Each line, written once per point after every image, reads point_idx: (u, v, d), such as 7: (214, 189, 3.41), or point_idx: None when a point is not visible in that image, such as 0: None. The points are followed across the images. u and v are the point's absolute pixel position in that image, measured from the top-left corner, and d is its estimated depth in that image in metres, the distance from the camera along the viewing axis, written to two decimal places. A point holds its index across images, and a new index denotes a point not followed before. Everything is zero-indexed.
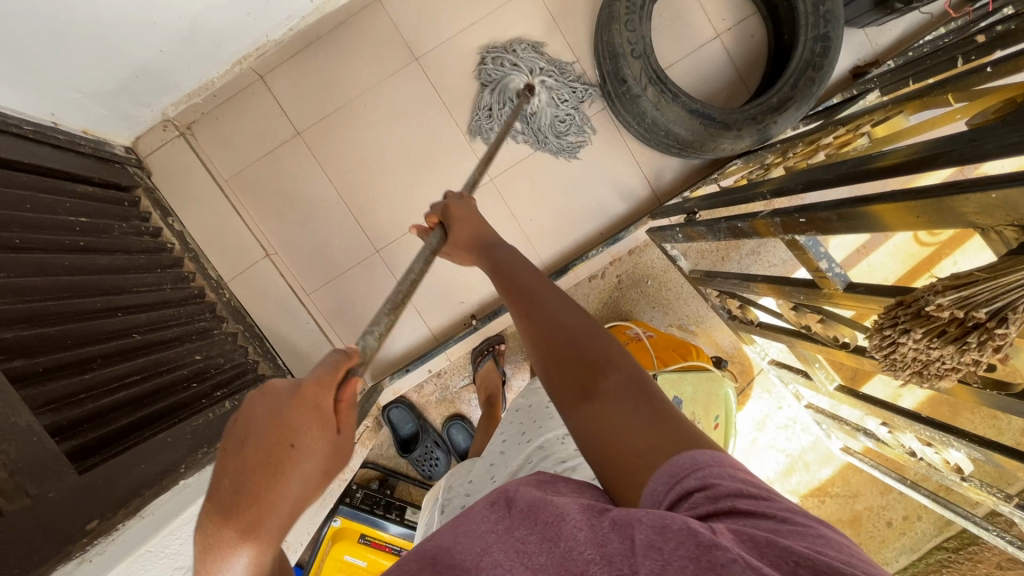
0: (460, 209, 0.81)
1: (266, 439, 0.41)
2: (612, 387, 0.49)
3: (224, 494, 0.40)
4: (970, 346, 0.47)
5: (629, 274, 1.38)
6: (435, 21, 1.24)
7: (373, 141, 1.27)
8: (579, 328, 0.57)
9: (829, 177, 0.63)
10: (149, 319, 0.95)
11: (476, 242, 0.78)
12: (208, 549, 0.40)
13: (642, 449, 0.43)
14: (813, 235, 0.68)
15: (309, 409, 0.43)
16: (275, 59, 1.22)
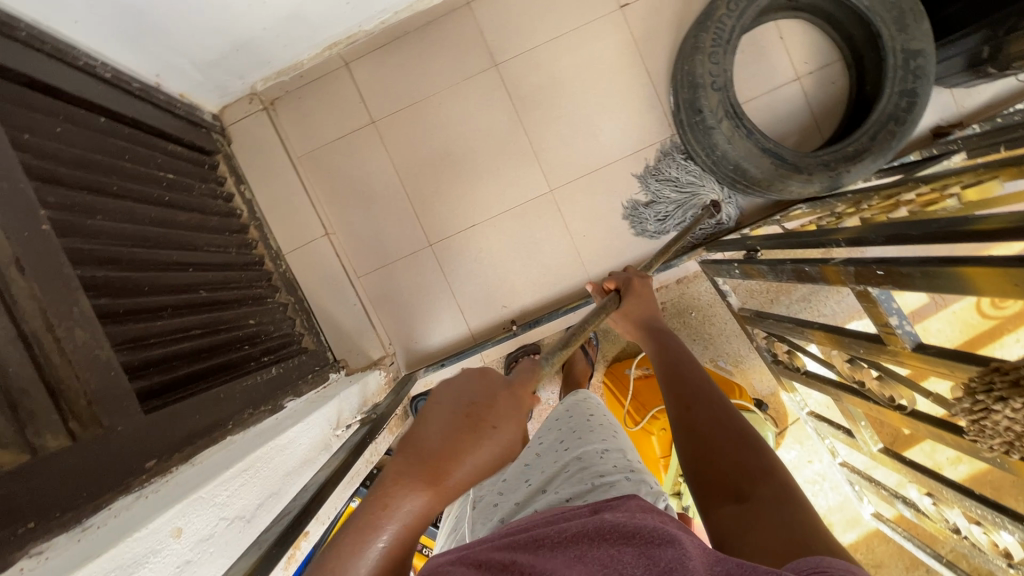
0: (641, 287, 0.96)
1: (462, 407, 0.51)
2: (767, 496, 0.54)
3: (429, 440, 0.49)
4: None
5: (674, 302, 1.37)
6: (519, 30, 1.28)
7: (442, 138, 1.30)
8: (739, 433, 0.63)
9: (916, 233, 0.62)
10: (215, 278, 0.99)
11: (663, 334, 0.87)
12: (398, 485, 0.47)
13: (781, 538, 0.49)
14: (888, 289, 0.67)
15: (515, 403, 0.54)
16: (363, 48, 1.27)
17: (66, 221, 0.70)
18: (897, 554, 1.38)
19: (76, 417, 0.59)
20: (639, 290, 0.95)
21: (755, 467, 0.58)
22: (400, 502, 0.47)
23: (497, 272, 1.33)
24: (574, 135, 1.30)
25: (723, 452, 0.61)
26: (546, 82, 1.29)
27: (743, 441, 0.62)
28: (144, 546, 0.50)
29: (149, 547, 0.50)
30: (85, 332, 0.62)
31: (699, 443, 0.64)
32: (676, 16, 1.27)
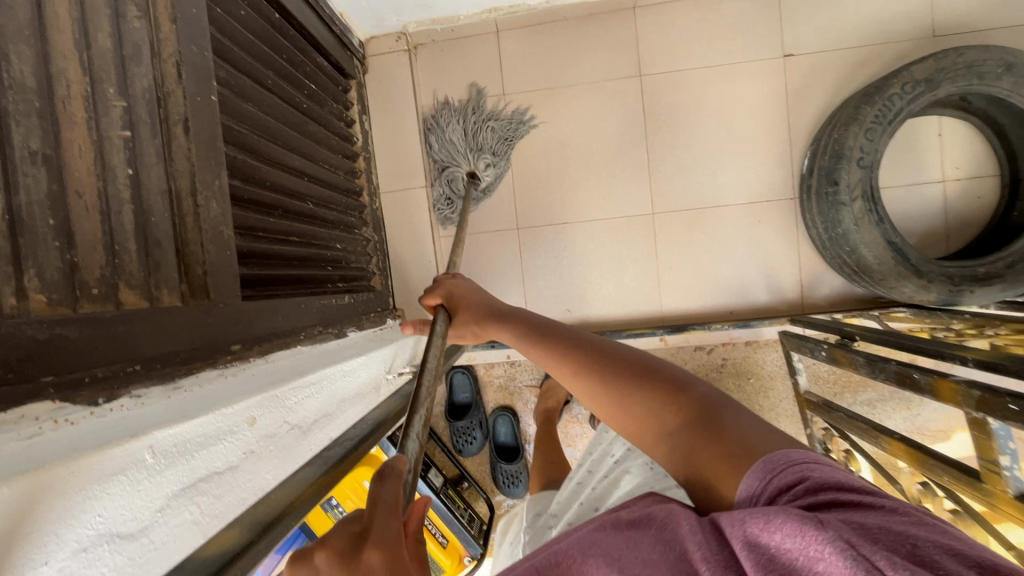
0: (462, 289, 0.82)
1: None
2: (693, 400, 0.51)
3: None
4: None
5: (736, 362, 1.32)
6: (675, 47, 1.25)
7: (564, 130, 1.30)
8: (617, 360, 0.59)
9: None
10: (321, 195, 1.01)
11: (482, 306, 0.79)
12: None
13: (742, 442, 0.44)
14: (1010, 426, 0.62)
15: (391, 549, 0.44)
16: (517, 21, 1.27)
17: (227, 98, 0.72)
18: None
19: (190, 283, 0.60)
20: (446, 287, 0.83)
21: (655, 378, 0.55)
22: None
23: (573, 276, 1.32)
24: (692, 167, 1.27)
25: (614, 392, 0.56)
26: (683, 106, 1.26)
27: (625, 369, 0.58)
28: (225, 424, 0.50)
29: (228, 426, 0.51)
30: (218, 208, 0.64)
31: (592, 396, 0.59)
32: (837, 80, 1.22)
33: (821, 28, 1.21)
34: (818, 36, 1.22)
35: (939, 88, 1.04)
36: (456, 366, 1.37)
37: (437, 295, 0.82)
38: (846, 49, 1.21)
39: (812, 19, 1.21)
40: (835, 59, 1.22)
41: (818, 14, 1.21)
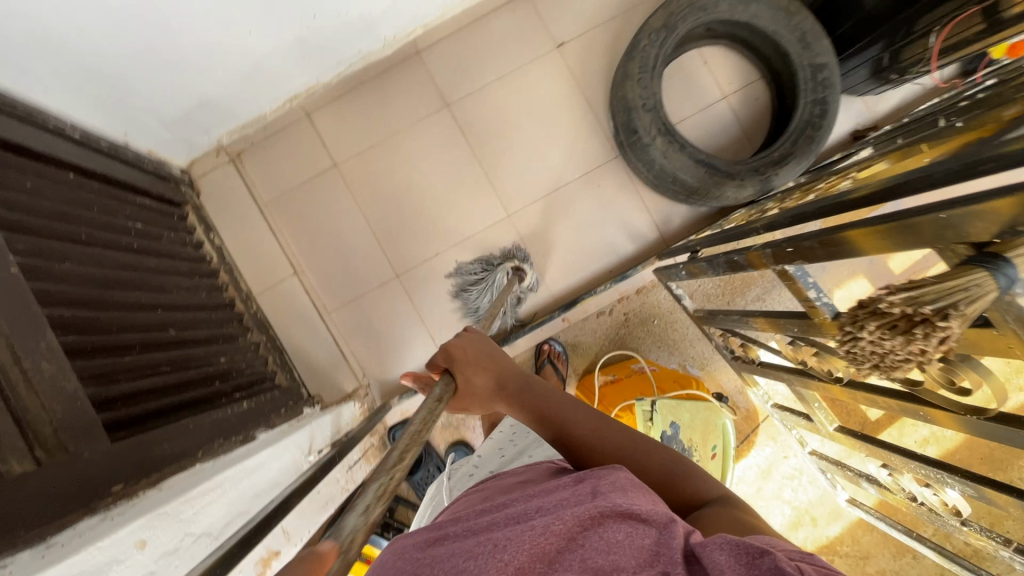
0: (464, 352, 0.82)
1: None
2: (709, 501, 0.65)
3: None
4: (917, 338, 0.47)
5: (636, 312, 1.42)
6: (466, 72, 1.39)
7: (403, 176, 1.39)
8: (629, 460, 0.69)
9: (813, 209, 0.70)
10: (184, 318, 1.02)
11: (490, 381, 0.80)
12: None
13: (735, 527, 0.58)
14: (801, 265, 0.74)
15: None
16: (321, 99, 1.36)
17: (36, 265, 0.73)
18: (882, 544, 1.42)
19: (41, 445, 0.60)
20: (461, 357, 0.81)
21: (664, 479, 0.68)
22: None
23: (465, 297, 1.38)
24: (525, 164, 1.40)
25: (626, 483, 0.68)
26: (495, 118, 1.40)
27: (634, 464, 0.69)
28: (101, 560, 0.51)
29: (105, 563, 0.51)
30: (51, 365, 0.64)
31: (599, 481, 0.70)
32: (608, 49, 1.39)
33: (576, 14, 1.39)
34: (577, 21, 1.40)
35: (678, 28, 1.23)
36: (395, 424, 1.37)
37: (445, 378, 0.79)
38: (603, 24, 1.40)
39: (566, 10, 1.39)
40: (598, 35, 1.40)
41: (569, 5, 1.39)
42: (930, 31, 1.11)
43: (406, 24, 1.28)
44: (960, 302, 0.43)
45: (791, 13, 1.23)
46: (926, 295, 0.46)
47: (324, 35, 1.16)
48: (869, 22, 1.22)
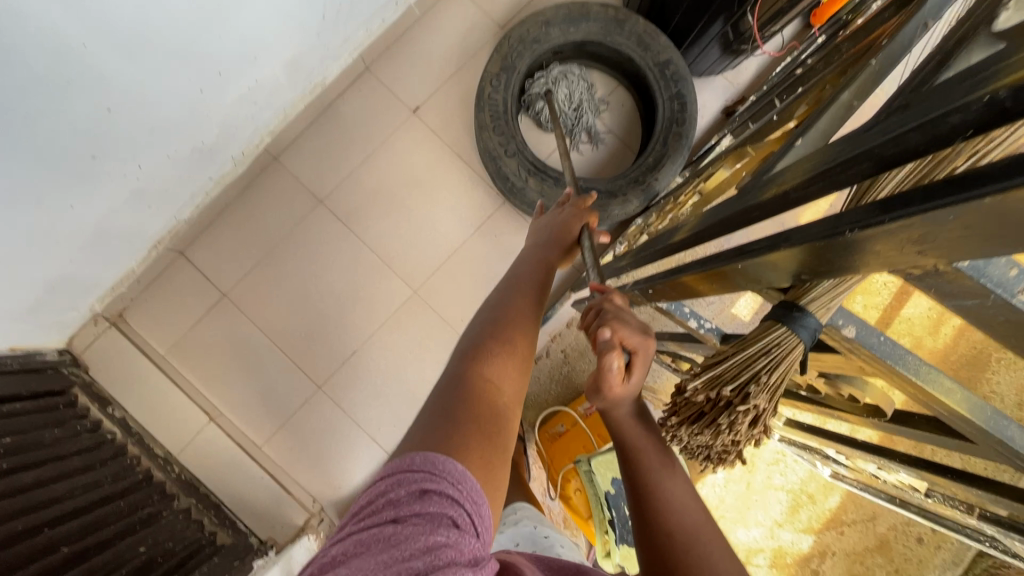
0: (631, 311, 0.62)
1: (491, 326, 0.63)
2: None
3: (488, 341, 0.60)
4: (722, 427, 0.46)
5: (573, 346, 1.37)
6: (332, 164, 1.35)
7: (299, 285, 1.33)
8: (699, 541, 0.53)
9: (656, 248, 0.66)
10: (84, 524, 0.92)
11: (634, 410, 0.61)
12: (488, 343, 0.60)
13: None
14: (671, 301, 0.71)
15: (516, 366, 0.59)
16: (190, 234, 1.30)
17: None
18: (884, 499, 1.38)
19: None
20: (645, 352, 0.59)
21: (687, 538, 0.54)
22: (492, 357, 0.58)
23: (396, 386, 1.32)
24: (415, 235, 1.35)
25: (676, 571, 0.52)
26: (374, 199, 1.35)
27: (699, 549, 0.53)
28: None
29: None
30: None
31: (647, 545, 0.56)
32: (464, 101, 1.38)
33: (422, 76, 1.38)
34: (426, 83, 1.38)
35: (518, 66, 1.21)
36: None
37: (614, 350, 0.56)
38: (452, 78, 1.38)
39: (411, 76, 1.37)
40: (449, 90, 1.38)
41: (412, 69, 1.37)
42: (745, 11, 1.11)
43: (252, 137, 1.23)
44: (759, 373, 0.44)
45: (621, 21, 1.22)
46: (728, 375, 0.45)
47: (164, 178, 1.10)
48: (694, 12, 1.22)
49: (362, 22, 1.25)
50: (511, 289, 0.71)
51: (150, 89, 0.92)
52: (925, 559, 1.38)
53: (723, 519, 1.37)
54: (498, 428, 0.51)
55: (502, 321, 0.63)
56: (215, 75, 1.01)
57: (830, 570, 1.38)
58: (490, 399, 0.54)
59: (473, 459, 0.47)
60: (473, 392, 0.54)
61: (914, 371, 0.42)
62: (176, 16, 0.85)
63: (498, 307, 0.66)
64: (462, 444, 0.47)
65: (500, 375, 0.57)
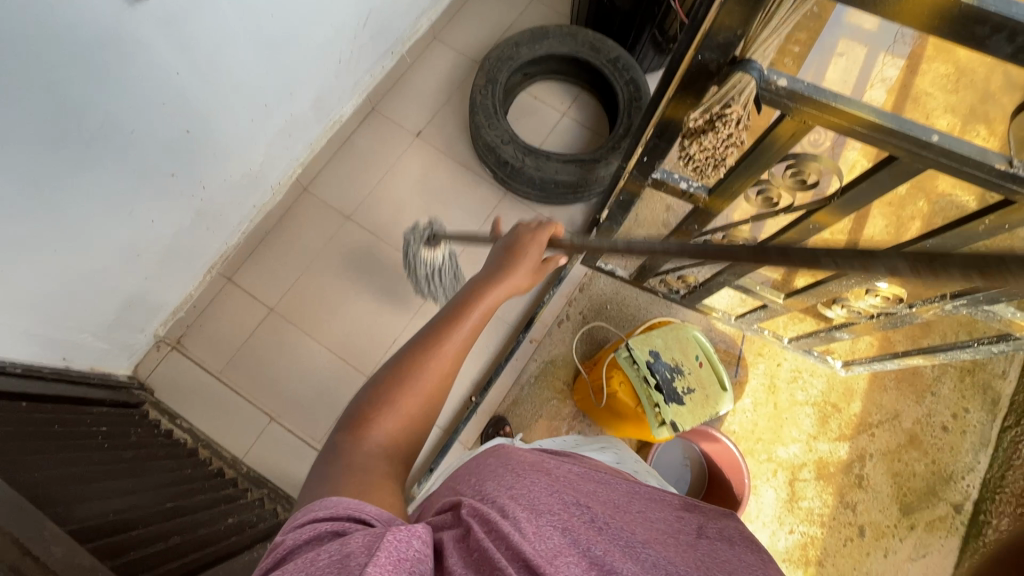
0: None
1: (381, 384, 0.70)
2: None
3: (365, 408, 0.67)
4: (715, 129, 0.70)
5: (589, 307, 1.51)
6: (354, 186, 1.57)
7: (336, 291, 1.48)
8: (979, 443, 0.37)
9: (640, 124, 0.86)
10: (178, 491, 1.00)
11: None
12: (369, 406, 0.67)
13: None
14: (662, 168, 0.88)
15: (393, 421, 0.67)
16: (237, 261, 1.47)
17: (16, 474, 0.74)
18: (900, 396, 1.49)
19: None
20: None
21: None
22: (371, 420, 0.66)
23: None
24: None
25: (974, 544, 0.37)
26: (392, 209, 1.56)
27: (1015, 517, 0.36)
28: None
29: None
30: (62, 547, 0.62)
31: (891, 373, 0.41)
32: (457, 121, 1.64)
33: (419, 107, 1.65)
34: (423, 112, 1.65)
35: (498, 78, 1.49)
36: None
37: None
38: (444, 105, 1.66)
39: (409, 108, 1.65)
40: (443, 115, 1.65)
41: (411, 104, 1.65)
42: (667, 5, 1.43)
43: (286, 167, 1.46)
44: (730, 92, 0.64)
45: (575, 34, 1.53)
46: (712, 101, 0.67)
47: (220, 201, 1.30)
48: (629, 19, 1.54)
49: (367, 67, 1.53)
50: (416, 347, 0.74)
51: (216, 118, 1.15)
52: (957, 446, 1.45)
53: (760, 440, 1.45)
54: (371, 478, 0.59)
55: (402, 366, 0.72)
56: (262, 109, 1.25)
57: (873, 472, 1.44)
58: (364, 457, 0.62)
59: (356, 491, 0.55)
60: (355, 458, 0.61)
61: (833, 97, 0.61)
62: (240, 54, 1.10)
63: (421, 365, 0.72)
64: (336, 482, 0.57)
65: (379, 451, 0.64)
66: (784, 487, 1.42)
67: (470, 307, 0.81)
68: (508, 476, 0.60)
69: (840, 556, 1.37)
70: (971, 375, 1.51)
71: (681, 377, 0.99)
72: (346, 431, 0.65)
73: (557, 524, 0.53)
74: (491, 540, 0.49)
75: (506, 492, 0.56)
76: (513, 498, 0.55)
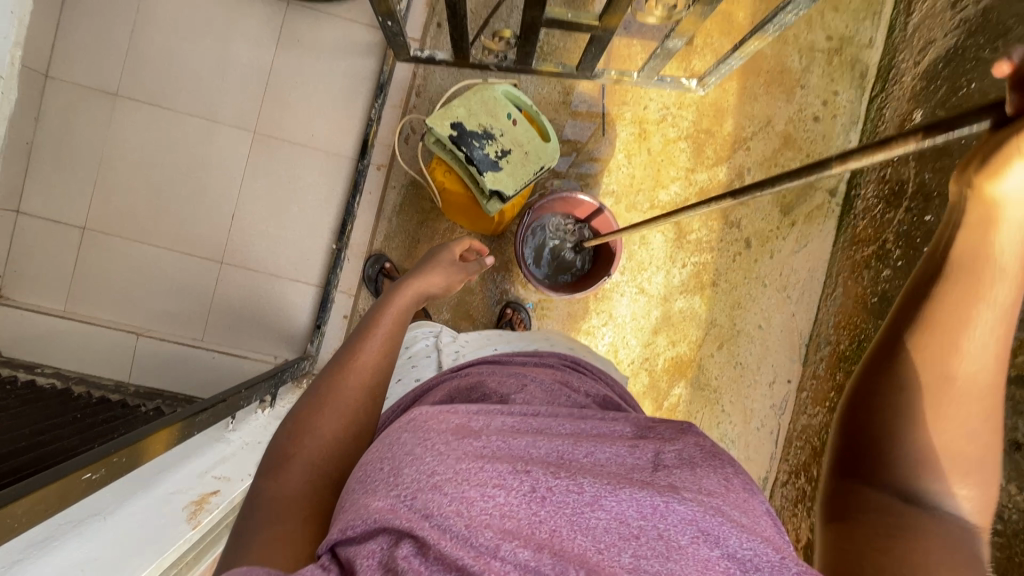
0: None
1: (303, 409, 0.69)
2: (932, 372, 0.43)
3: (294, 436, 0.66)
4: None
5: (432, 110, 1.33)
6: (106, 53, 1.27)
7: (146, 182, 1.29)
8: (963, 512, 0.42)
9: None
10: (36, 423, 0.95)
11: None
12: (296, 435, 0.66)
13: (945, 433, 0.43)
14: None
15: (334, 432, 0.66)
16: (13, 187, 1.24)
17: None
18: (770, 100, 1.42)
19: None
20: None
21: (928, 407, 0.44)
22: (303, 445, 0.65)
23: (289, 225, 1.31)
24: (225, 78, 1.28)
25: (892, 549, 0.42)
26: (164, 66, 1.28)
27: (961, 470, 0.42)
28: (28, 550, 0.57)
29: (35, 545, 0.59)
30: None
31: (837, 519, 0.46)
32: None
33: None
34: None
35: None
36: None
37: None
38: None
39: None
40: None
41: None
42: None
43: None
44: None
45: None
46: None
47: None
48: None
49: None
50: (360, 344, 0.76)
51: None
52: (830, 132, 1.43)
53: (639, 192, 1.42)
54: (307, 523, 0.58)
55: (320, 389, 0.70)
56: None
57: (753, 185, 1.43)
58: (301, 495, 0.61)
59: (290, 549, 0.54)
60: (292, 495, 0.61)
61: None
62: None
63: (374, 365, 0.73)
64: (276, 534, 0.56)
65: (326, 451, 0.65)
66: (670, 228, 1.43)
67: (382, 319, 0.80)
68: (429, 456, 0.48)
69: (731, 273, 1.44)
70: (838, 54, 1.42)
71: (493, 142, 0.89)
72: (279, 459, 0.64)
73: (504, 520, 0.44)
74: (421, 563, 0.42)
75: (431, 480, 0.46)
76: (437, 489, 0.45)
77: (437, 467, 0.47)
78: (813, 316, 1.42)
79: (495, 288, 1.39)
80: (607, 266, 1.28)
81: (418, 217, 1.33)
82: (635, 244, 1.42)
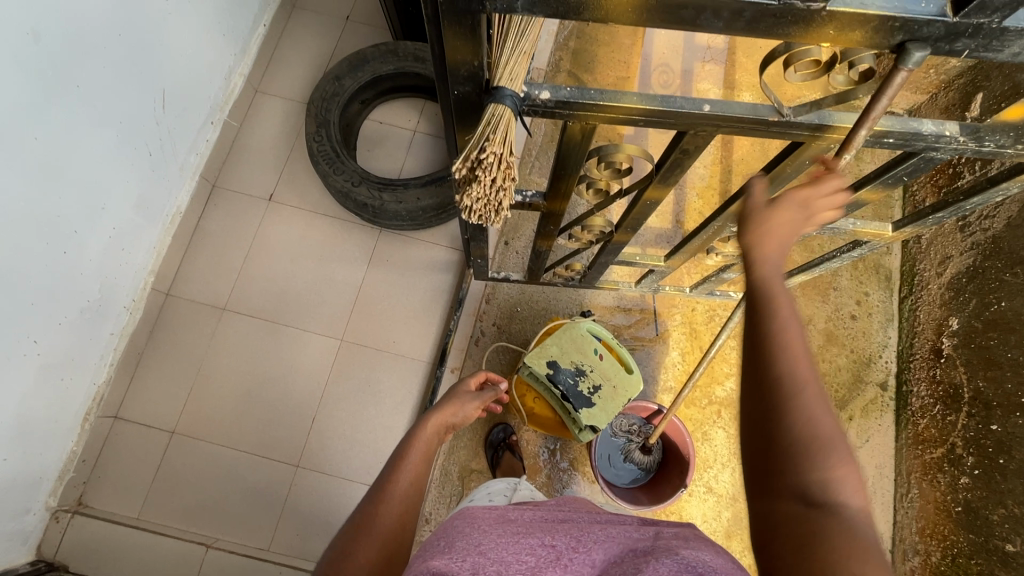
0: None
1: (349, 527, 0.71)
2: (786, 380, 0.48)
3: (336, 555, 0.68)
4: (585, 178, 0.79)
5: (500, 315, 1.46)
6: (220, 274, 1.46)
7: (236, 387, 1.38)
8: (844, 496, 0.45)
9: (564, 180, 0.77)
10: None
11: None
12: (338, 555, 0.67)
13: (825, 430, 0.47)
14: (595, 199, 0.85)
15: (372, 547, 0.68)
16: (116, 395, 1.34)
17: None
18: (808, 301, 1.54)
19: None
20: None
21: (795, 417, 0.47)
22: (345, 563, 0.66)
23: (364, 426, 1.37)
24: (319, 292, 1.46)
25: (806, 550, 0.43)
26: (269, 284, 1.46)
27: (833, 456, 0.46)
28: None
29: None
30: None
31: (762, 553, 0.46)
32: (307, 172, 1.55)
33: (264, 171, 1.54)
34: (269, 173, 1.54)
35: (330, 119, 1.42)
36: None
37: None
38: (288, 159, 1.56)
39: (254, 174, 1.54)
40: (292, 170, 1.55)
41: (254, 168, 1.55)
42: None
43: (134, 283, 1.33)
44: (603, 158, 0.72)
45: (396, 51, 1.46)
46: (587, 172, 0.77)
47: (64, 349, 1.15)
48: None
49: (189, 147, 1.40)
50: (399, 461, 0.80)
51: (44, 260, 1.04)
52: (869, 329, 1.52)
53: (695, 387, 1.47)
54: None
55: (363, 507, 0.74)
56: (107, 237, 1.19)
57: None
58: None
59: None
60: None
61: (593, 100, 0.58)
62: (71, 177, 1.05)
63: (411, 485, 0.77)
64: None
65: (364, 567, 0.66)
66: (730, 423, 1.45)
67: (415, 436, 0.84)
68: (476, 534, 0.56)
69: None
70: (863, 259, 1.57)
71: (584, 378, 0.99)
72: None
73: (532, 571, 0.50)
74: None
75: (478, 549, 0.53)
76: (482, 554, 0.52)
77: (482, 543, 0.54)
78: (892, 519, 1.35)
79: (563, 489, 1.37)
80: (681, 475, 1.27)
81: (485, 416, 1.40)
82: (698, 439, 1.43)
